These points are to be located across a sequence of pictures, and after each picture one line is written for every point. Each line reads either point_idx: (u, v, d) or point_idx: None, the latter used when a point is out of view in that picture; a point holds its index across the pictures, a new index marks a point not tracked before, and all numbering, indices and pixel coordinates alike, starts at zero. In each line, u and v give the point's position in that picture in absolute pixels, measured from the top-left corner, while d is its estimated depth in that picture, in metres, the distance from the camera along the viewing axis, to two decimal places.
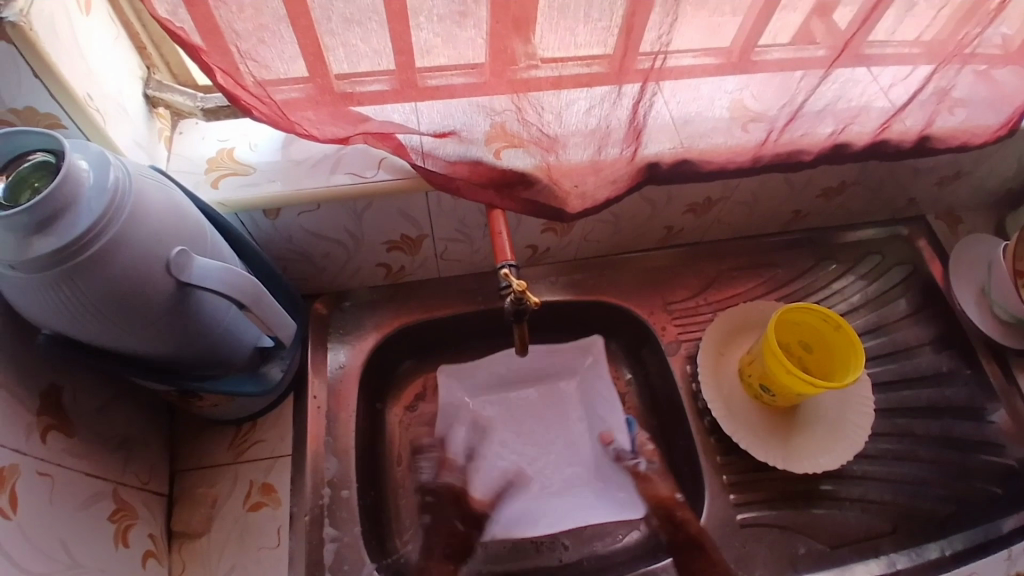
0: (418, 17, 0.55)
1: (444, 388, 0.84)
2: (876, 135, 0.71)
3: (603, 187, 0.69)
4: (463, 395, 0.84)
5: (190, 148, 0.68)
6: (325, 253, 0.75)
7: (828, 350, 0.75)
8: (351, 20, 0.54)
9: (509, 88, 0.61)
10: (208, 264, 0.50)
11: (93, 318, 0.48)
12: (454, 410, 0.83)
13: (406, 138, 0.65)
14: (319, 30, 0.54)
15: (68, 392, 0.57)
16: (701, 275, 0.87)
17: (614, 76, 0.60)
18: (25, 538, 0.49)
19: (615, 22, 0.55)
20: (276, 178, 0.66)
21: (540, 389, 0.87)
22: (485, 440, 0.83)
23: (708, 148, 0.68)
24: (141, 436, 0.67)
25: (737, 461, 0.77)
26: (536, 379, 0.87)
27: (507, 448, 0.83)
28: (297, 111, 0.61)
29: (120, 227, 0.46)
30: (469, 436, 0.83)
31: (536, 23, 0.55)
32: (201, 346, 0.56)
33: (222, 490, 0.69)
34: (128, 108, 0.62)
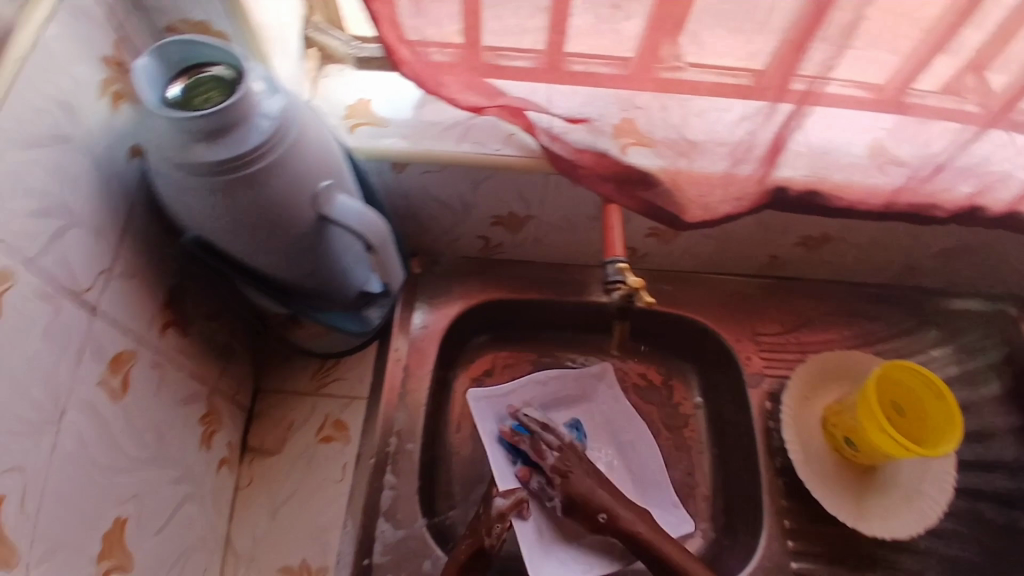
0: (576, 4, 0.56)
1: (477, 413, 0.76)
2: (1011, 205, 0.66)
3: (726, 203, 0.66)
4: (497, 414, 0.77)
5: (333, 92, 0.71)
6: (433, 215, 0.77)
7: (922, 416, 0.72)
8: None
9: (652, 86, 0.61)
10: (349, 203, 0.53)
11: (236, 232, 0.51)
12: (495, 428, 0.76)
13: (536, 117, 0.65)
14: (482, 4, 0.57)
15: (190, 295, 0.61)
16: (795, 312, 0.85)
17: (763, 92, 0.59)
18: (123, 421, 0.51)
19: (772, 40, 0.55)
20: (406, 135, 0.69)
21: (576, 414, 0.82)
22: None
23: (843, 182, 0.66)
24: (236, 351, 0.71)
25: (799, 508, 0.74)
26: (564, 405, 0.82)
27: None
28: (438, 75, 0.62)
29: (281, 152, 0.48)
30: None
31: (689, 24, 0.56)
32: (319, 277, 0.59)
33: (298, 416, 0.74)
34: (287, 41, 0.65)
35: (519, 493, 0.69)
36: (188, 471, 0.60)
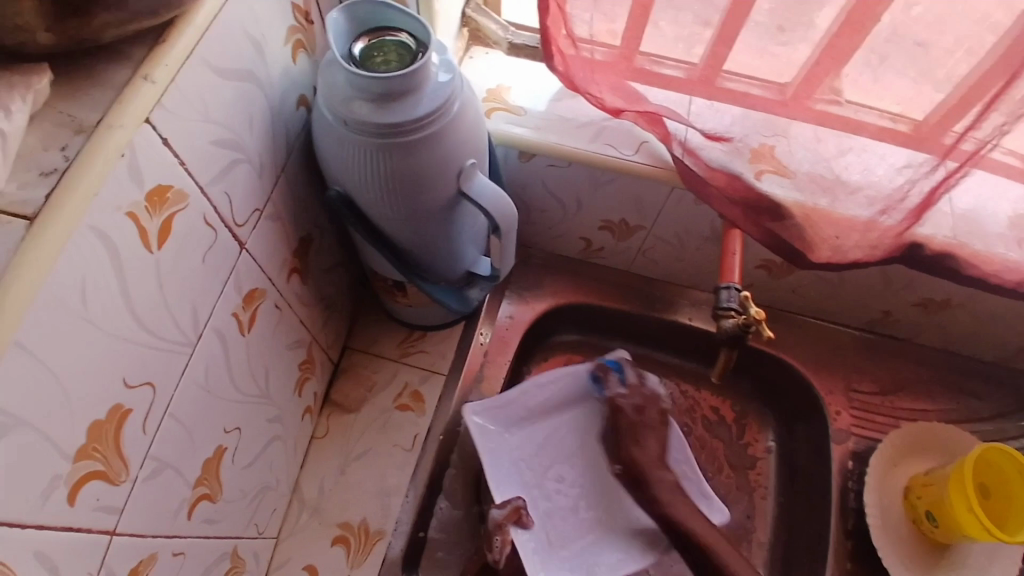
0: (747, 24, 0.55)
1: (476, 430, 0.73)
2: None
3: (858, 249, 0.63)
4: (498, 425, 0.75)
5: (477, 72, 0.72)
6: (544, 210, 0.77)
7: (1009, 503, 0.67)
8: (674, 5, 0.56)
9: (807, 117, 0.60)
10: (484, 184, 0.54)
11: (379, 193, 0.52)
12: (493, 447, 0.74)
13: (675, 128, 0.64)
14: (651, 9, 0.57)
15: (315, 246, 0.63)
16: (894, 374, 0.81)
17: (915, 142, 0.57)
18: (248, 351, 0.53)
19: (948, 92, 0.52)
20: (538, 126, 0.68)
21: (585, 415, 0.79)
22: (532, 461, 0.76)
23: (983, 251, 0.62)
24: (338, 305, 0.72)
25: (867, 575, 0.71)
26: (569, 408, 0.79)
27: (560, 477, 0.76)
28: (586, 72, 0.63)
29: (442, 124, 0.49)
30: (511, 461, 0.75)
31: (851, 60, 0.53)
32: (439, 250, 0.60)
33: (380, 378, 0.75)
34: (449, 17, 0.67)
35: (516, 502, 0.70)
36: (281, 412, 0.62)
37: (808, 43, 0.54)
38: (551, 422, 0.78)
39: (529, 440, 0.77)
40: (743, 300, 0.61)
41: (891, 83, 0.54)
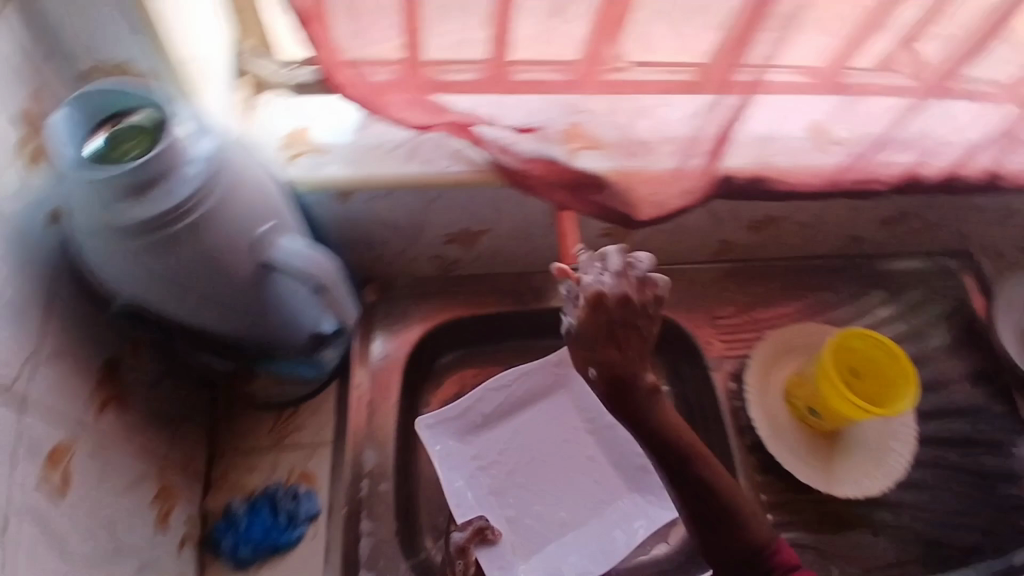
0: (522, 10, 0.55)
1: (430, 442, 0.73)
2: (947, 173, 0.68)
3: (678, 198, 0.67)
4: (454, 434, 0.74)
5: (268, 122, 0.63)
6: (383, 241, 0.72)
7: (880, 379, 0.72)
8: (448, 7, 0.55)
9: (601, 88, 0.60)
10: (293, 245, 0.50)
11: (172, 292, 0.47)
12: (449, 458, 0.73)
13: (485, 131, 0.62)
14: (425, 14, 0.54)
15: (124, 365, 0.56)
16: (750, 292, 0.86)
17: (708, 87, 0.59)
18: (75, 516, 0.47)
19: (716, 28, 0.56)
20: (346, 160, 0.63)
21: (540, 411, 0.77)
22: (496, 467, 0.74)
23: (789, 168, 0.66)
24: (186, 415, 0.67)
25: (774, 481, 0.76)
26: (529, 406, 0.77)
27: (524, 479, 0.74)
28: (390, 94, 0.57)
29: (216, 203, 0.44)
30: (474, 468, 0.73)
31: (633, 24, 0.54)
32: (269, 326, 0.55)
33: (257, 477, 0.69)
34: (215, 74, 0.56)
35: (476, 523, 0.66)
36: (146, 559, 0.56)
37: (581, 15, 0.55)
38: (514, 421, 0.76)
39: (500, 440, 0.75)
40: (631, 262, 0.59)
41: (674, 41, 0.58)
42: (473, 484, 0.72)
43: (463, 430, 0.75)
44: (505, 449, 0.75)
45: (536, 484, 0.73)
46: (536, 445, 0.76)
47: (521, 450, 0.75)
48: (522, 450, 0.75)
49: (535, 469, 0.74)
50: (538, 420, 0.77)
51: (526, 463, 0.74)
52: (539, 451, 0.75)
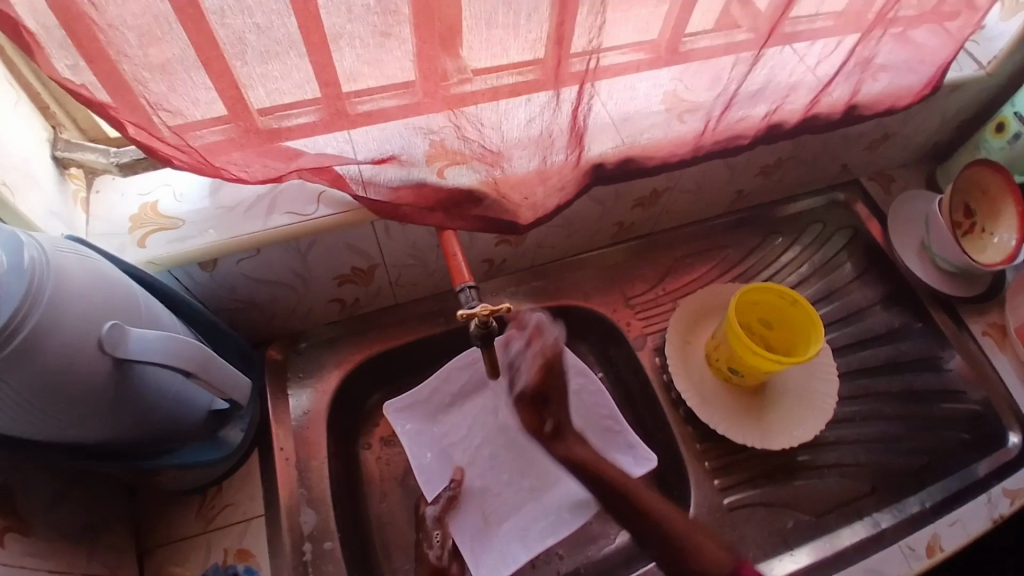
0: (339, 41, 0.49)
1: (398, 424, 0.79)
2: (807, 110, 0.71)
3: (552, 196, 0.68)
4: (420, 417, 0.81)
5: (110, 207, 0.63)
6: (273, 297, 0.72)
7: (786, 323, 0.76)
8: (268, 53, 0.48)
9: (445, 104, 0.57)
10: (145, 335, 0.47)
11: (27, 410, 0.45)
12: (419, 435, 0.80)
13: (344, 169, 0.60)
14: (227, 56, 0.47)
15: (19, 486, 0.53)
16: (657, 264, 0.88)
17: (550, 83, 0.57)
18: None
19: (545, 33, 0.52)
20: (206, 228, 0.62)
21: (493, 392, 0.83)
22: (461, 446, 0.81)
23: (648, 143, 0.68)
24: (101, 519, 0.63)
25: (715, 446, 0.78)
26: (482, 390, 0.83)
27: (488, 454, 0.81)
28: (222, 154, 0.55)
29: (43, 312, 0.43)
30: (439, 447, 0.80)
31: (463, 37, 0.51)
32: (153, 419, 0.54)
33: (195, 565, 0.67)
34: (35, 173, 0.56)
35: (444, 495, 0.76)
36: None
37: (405, 24, 0.49)
38: (475, 401, 0.83)
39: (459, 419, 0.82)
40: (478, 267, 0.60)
41: (504, 40, 0.52)
42: (440, 459, 0.80)
43: (431, 412, 0.81)
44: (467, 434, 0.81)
45: (494, 462, 0.81)
46: (495, 425, 0.82)
47: (477, 432, 0.82)
48: (484, 430, 0.82)
49: (495, 445, 0.81)
50: (489, 406, 0.83)
51: (490, 441, 0.81)
52: (501, 431, 0.82)
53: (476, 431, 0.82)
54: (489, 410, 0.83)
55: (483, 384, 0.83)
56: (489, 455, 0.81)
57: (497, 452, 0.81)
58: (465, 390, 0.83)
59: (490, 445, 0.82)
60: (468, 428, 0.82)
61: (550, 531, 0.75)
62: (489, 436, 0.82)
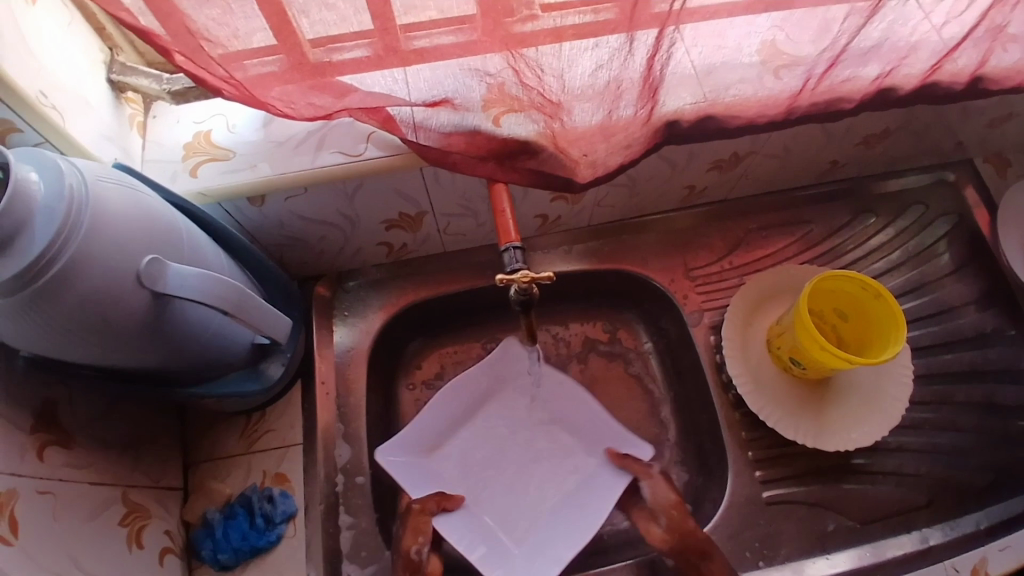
0: None
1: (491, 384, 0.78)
2: (924, 78, 0.60)
3: (615, 153, 0.62)
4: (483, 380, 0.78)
5: (165, 133, 0.64)
6: (320, 236, 0.71)
7: (865, 318, 0.68)
8: None
9: (503, 46, 0.51)
10: (183, 271, 0.47)
11: (76, 341, 0.47)
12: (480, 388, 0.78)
13: (396, 110, 0.57)
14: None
15: (64, 402, 0.59)
16: (726, 235, 0.82)
17: (625, 24, 0.50)
18: (38, 550, 0.51)
19: None
20: (255, 162, 0.61)
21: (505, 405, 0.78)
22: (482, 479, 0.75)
23: (734, 101, 0.59)
24: (148, 433, 0.68)
25: (764, 436, 0.74)
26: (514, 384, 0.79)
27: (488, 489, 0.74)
28: (266, 88, 0.52)
29: (82, 239, 0.43)
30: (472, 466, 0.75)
31: None
32: (193, 352, 0.55)
33: (233, 484, 0.71)
34: (89, 96, 0.57)
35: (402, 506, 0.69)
36: None
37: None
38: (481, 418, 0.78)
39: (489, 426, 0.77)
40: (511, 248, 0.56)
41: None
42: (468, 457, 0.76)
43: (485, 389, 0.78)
44: (490, 490, 0.74)
45: (522, 473, 0.76)
46: (517, 445, 0.77)
47: (483, 465, 0.76)
48: (476, 465, 0.76)
49: (501, 479, 0.75)
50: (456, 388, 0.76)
51: (482, 466, 0.76)
52: (529, 464, 0.76)
53: (476, 441, 0.77)
54: (498, 424, 0.78)
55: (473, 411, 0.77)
56: (460, 474, 0.75)
57: (449, 460, 0.75)
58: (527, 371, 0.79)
59: (460, 474, 0.75)
60: (475, 451, 0.76)
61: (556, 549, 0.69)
62: (462, 473, 0.75)
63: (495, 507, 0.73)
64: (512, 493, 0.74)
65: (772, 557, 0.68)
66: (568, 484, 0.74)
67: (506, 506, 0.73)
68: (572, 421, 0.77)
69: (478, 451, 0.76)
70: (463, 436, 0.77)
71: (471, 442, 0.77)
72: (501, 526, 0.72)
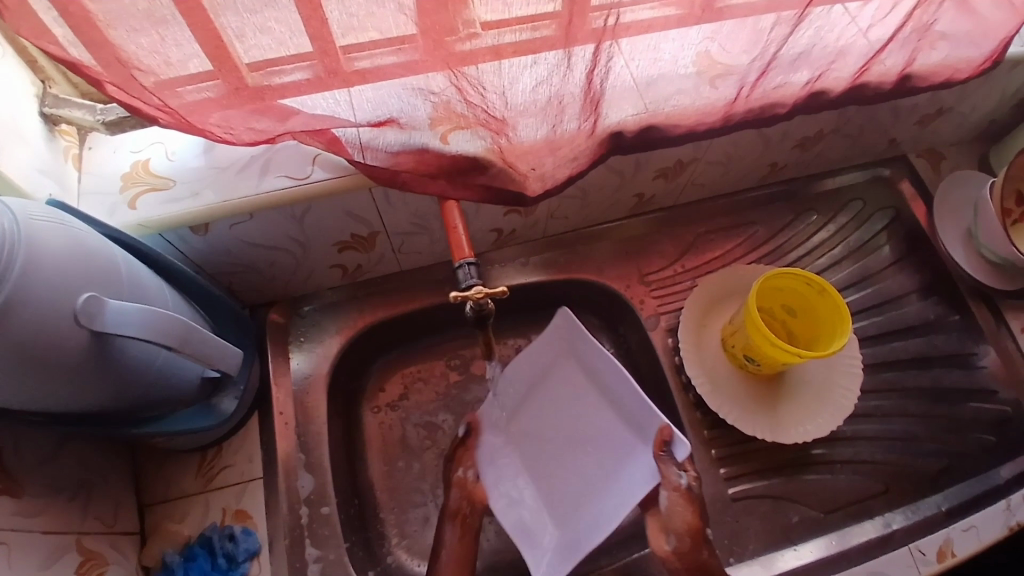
0: None
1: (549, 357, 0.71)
2: (853, 79, 0.64)
3: (562, 166, 0.63)
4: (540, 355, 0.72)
5: (102, 164, 0.61)
6: (271, 261, 0.70)
7: (813, 312, 0.71)
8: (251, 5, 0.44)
9: (447, 65, 0.51)
10: (122, 306, 0.46)
11: (11, 387, 0.45)
12: (545, 367, 0.72)
13: (341, 132, 0.57)
14: (207, 6, 0.43)
15: (8, 450, 0.56)
16: (677, 240, 0.84)
17: (563, 41, 0.51)
18: None
19: None
20: (197, 190, 0.60)
21: (574, 380, 0.71)
22: (546, 461, 0.71)
23: (674, 112, 0.62)
24: (99, 477, 0.65)
25: (725, 434, 0.75)
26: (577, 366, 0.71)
27: (554, 470, 0.70)
28: (204, 114, 0.51)
29: (17, 278, 0.42)
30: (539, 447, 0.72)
31: None
32: (138, 390, 0.53)
33: (192, 524, 0.68)
34: (19, 129, 0.55)
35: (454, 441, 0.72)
36: None
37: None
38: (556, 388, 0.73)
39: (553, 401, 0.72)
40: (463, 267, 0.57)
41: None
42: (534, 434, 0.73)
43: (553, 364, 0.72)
44: (555, 470, 0.70)
45: (582, 464, 0.69)
46: (581, 432, 0.70)
47: (551, 445, 0.71)
48: (545, 442, 0.72)
49: (566, 457, 0.70)
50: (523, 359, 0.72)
51: (550, 444, 0.71)
52: (592, 454, 0.69)
53: (546, 419, 0.72)
54: (570, 402, 0.72)
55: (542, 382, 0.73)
56: (527, 454, 0.72)
57: (522, 437, 0.73)
58: (585, 355, 0.69)
59: (528, 450, 0.72)
60: (545, 431, 0.72)
61: (585, 539, 0.64)
62: (530, 452, 0.72)
63: (549, 488, 0.70)
64: (576, 479, 0.69)
65: (741, 553, 0.69)
66: (619, 476, 0.66)
67: (561, 490, 0.69)
68: (625, 407, 0.66)
69: (547, 430, 0.72)
70: (534, 416, 0.73)
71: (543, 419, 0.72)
72: (549, 507, 0.69)
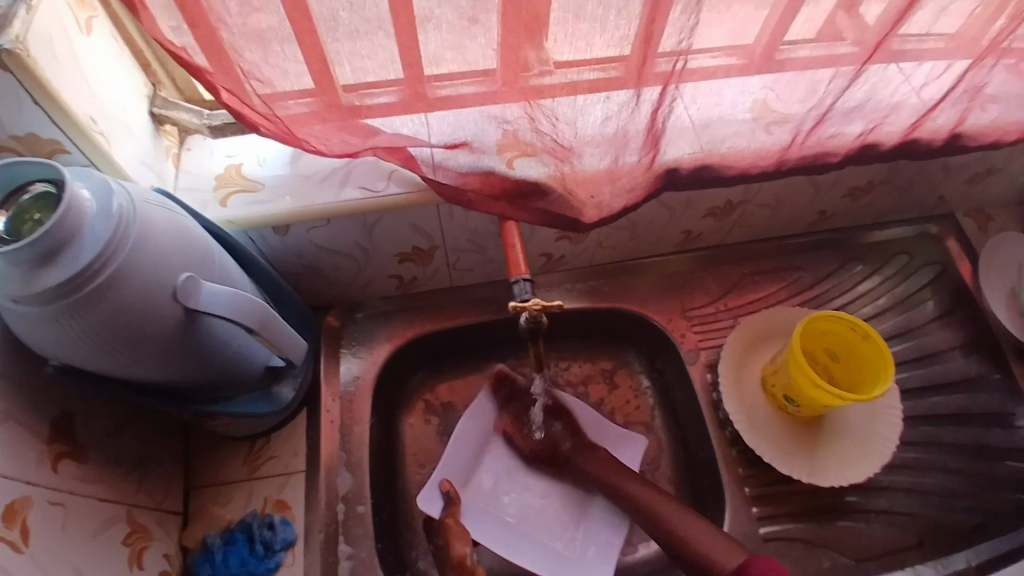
0: (426, 24, 0.49)
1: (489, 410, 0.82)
2: (905, 134, 0.66)
3: (620, 196, 0.66)
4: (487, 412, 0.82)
5: (197, 163, 0.68)
6: (336, 266, 0.75)
7: (856, 358, 0.72)
8: (356, 33, 0.49)
9: (523, 96, 0.56)
10: (217, 290, 0.51)
11: (107, 353, 0.49)
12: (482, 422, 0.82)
13: (417, 151, 0.61)
14: (320, 32, 0.49)
15: (81, 418, 0.60)
16: (721, 278, 0.86)
17: (633, 81, 0.55)
18: (45, 562, 0.52)
19: (634, 30, 0.50)
20: (282, 195, 0.65)
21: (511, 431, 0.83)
22: (512, 509, 0.79)
23: (729, 152, 0.65)
24: (155, 454, 0.69)
25: (760, 473, 0.76)
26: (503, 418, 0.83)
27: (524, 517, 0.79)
28: (305, 125, 0.57)
29: (127, 253, 0.46)
30: (498, 497, 0.79)
31: (550, 27, 0.50)
32: (213, 369, 0.57)
33: (234, 509, 0.71)
34: (131, 124, 0.61)
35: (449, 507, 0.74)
36: None
37: (493, 12, 0.49)
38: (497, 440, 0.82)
39: (492, 453, 0.81)
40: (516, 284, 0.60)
41: (590, 34, 0.51)
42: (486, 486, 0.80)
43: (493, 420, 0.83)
44: (515, 521, 0.78)
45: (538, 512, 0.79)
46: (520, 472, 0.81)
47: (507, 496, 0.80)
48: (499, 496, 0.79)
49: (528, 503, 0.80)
50: (478, 419, 0.81)
51: (510, 496, 0.80)
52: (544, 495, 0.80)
53: (495, 475, 0.80)
54: (509, 453, 0.82)
55: (487, 439, 0.82)
56: (490, 509, 0.78)
57: (479, 495, 0.79)
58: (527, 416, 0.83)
59: (487, 509, 0.78)
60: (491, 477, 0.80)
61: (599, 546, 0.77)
62: (491, 506, 0.78)
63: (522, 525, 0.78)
64: (542, 517, 0.79)
65: None
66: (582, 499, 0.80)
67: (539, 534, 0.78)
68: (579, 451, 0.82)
69: (501, 481, 0.80)
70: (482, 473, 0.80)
71: (488, 466, 0.81)
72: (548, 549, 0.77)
